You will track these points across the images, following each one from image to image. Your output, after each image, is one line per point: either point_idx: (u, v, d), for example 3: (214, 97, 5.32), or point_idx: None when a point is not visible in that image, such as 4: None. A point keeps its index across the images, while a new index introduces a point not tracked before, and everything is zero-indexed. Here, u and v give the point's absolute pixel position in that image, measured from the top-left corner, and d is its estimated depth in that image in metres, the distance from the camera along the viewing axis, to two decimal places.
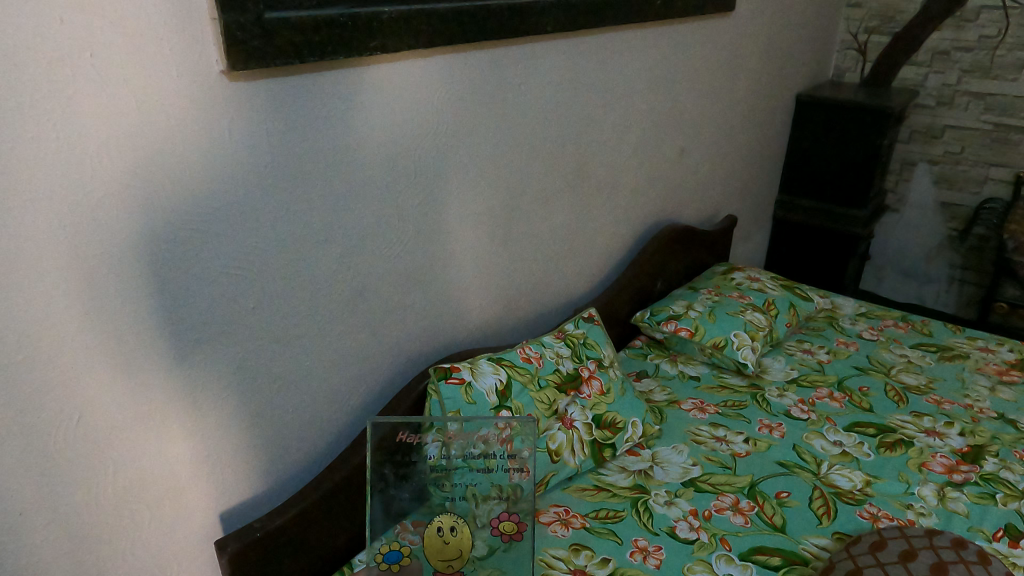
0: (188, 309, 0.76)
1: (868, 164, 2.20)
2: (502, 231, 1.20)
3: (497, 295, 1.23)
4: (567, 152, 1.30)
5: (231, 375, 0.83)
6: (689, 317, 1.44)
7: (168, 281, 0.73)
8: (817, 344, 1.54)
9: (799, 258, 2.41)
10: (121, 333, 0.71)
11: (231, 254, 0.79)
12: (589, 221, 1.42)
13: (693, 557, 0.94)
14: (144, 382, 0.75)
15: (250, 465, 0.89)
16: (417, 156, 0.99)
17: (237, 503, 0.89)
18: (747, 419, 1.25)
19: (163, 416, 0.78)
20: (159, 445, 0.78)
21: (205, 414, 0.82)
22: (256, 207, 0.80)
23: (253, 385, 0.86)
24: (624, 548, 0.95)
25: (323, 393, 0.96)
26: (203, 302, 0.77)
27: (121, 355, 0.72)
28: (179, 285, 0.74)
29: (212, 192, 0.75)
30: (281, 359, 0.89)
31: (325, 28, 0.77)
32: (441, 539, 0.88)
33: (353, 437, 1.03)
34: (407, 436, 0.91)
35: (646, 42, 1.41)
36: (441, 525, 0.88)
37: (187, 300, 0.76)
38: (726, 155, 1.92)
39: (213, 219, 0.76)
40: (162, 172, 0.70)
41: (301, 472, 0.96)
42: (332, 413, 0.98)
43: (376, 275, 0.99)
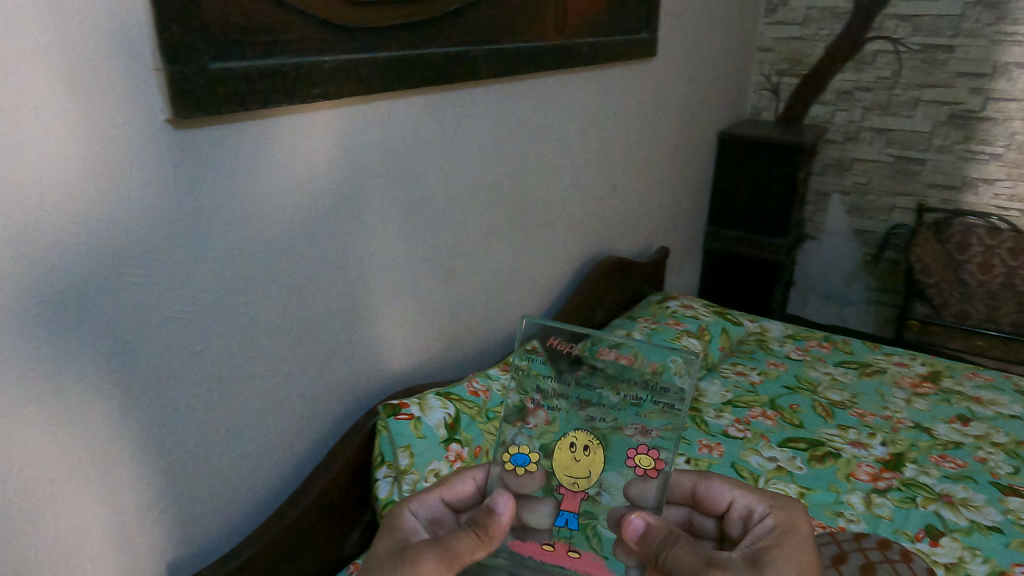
0: (134, 355, 0.76)
1: (787, 195, 2.35)
2: (445, 268, 1.23)
3: (442, 331, 1.26)
4: (505, 191, 1.35)
5: (176, 422, 0.82)
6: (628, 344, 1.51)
7: (112, 325, 0.73)
8: (750, 366, 1.62)
9: (729, 285, 2.54)
10: (67, 382, 0.71)
11: (175, 300, 0.79)
12: (528, 256, 1.48)
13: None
14: (90, 432, 0.74)
15: (198, 514, 0.88)
16: (359, 199, 1.02)
17: (185, 552, 0.88)
18: (688, 440, 1.30)
19: (109, 466, 0.77)
20: (105, 495, 0.77)
21: (150, 460, 0.81)
22: (201, 252, 0.81)
23: (199, 431, 0.86)
24: None
25: (270, 437, 0.96)
26: (149, 347, 0.77)
27: (67, 405, 0.71)
28: (125, 332, 0.74)
29: (158, 239, 0.76)
30: (226, 403, 0.88)
31: (269, 77, 0.79)
32: (571, 453, 0.83)
33: (302, 479, 1.03)
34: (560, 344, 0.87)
35: (575, 86, 1.49)
36: (576, 440, 0.84)
37: (133, 346, 0.76)
38: (656, 190, 2.02)
39: (159, 265, 0.76)
40: (109, 219, 0.71)
41: (249, 518, 0.96)
42: (278, 456, 0.98)
43: (321, 315, 1.00)
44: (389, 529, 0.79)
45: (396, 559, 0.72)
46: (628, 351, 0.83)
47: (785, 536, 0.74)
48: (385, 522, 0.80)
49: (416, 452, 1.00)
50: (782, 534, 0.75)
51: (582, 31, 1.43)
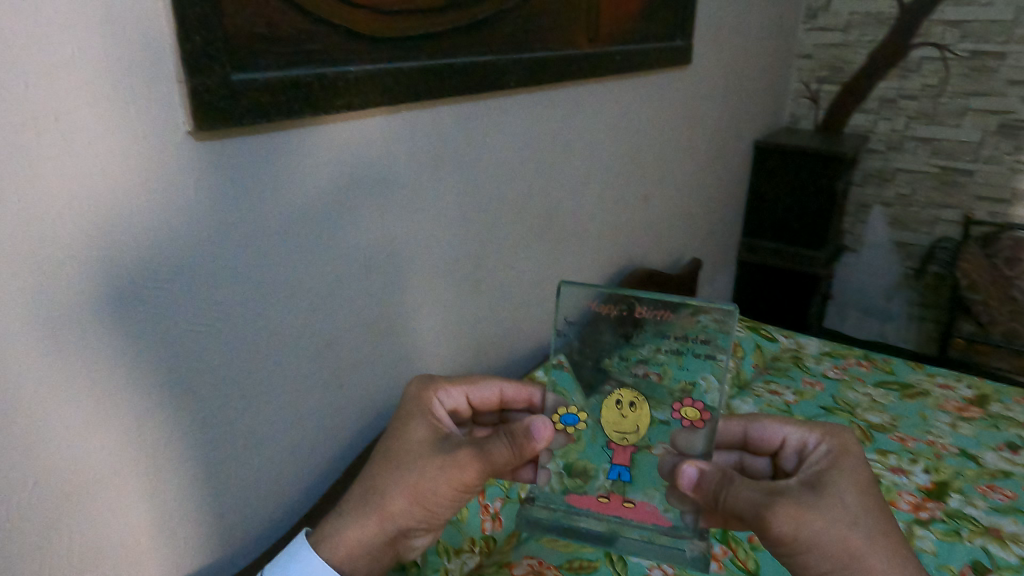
0: (155, 368, 0.75)
1: (825, 206, 2.28)
2: (471, 279, 1.21)
3: (467, 343, 1.25)
4: (533, 201, 1.32)
5: (197, 434, 0.82)
6: None
7: (132, 339, 0.72)
8: (784, 384, 1.56)
9: (764, 298, 2.48)
10: (88, 397, 0.70)
11: (196, 312, 0.78)
12: (557, 267, 1.45)
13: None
14: (109, 448, 0.73)
15: (218, 527, 0.87)
16: (385, 211, 1.00)
17: (204, 566, 0.87)
18: None
19: (127, 482, 0.76)
20: (124, 510, 0.76)
21: (167, 474, 0.80)
22: (225, 264, 0.80)
23: (221, 442, 0.85)
24: None
25: (290, 450, 0.95)
26: (173, 360, 0.77)
27: (89, 421, 0.70)
28: (146, 346, 0.74)
29: (181, 251, 0.75)
30: (248, 417, 0.87)
31: (292, 87, 0.78)
32: (618, 411, 0.85)
33: (322, 492, 1.02)
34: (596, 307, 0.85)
35: (606, 96, 1.46)
36: (620, 398, 0.85)
37: (155, 360, 0.75)
38: (689, 199, 1.97)
39: (183, 278, 0.76)
40: (133, 232, 0.70)
41: (268, 530, 0.95)
42: (298, 469, 0.97)
43: (344, 329, 0.99)
44: (421, 413, 0.82)
45: (444, 450, 0.75)
46: (659, 366, 0.84)
47: (839, 459, 0.81)
48: (412, 401, 0.83)
49: None
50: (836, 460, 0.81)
51: (615, 39, 1.40)
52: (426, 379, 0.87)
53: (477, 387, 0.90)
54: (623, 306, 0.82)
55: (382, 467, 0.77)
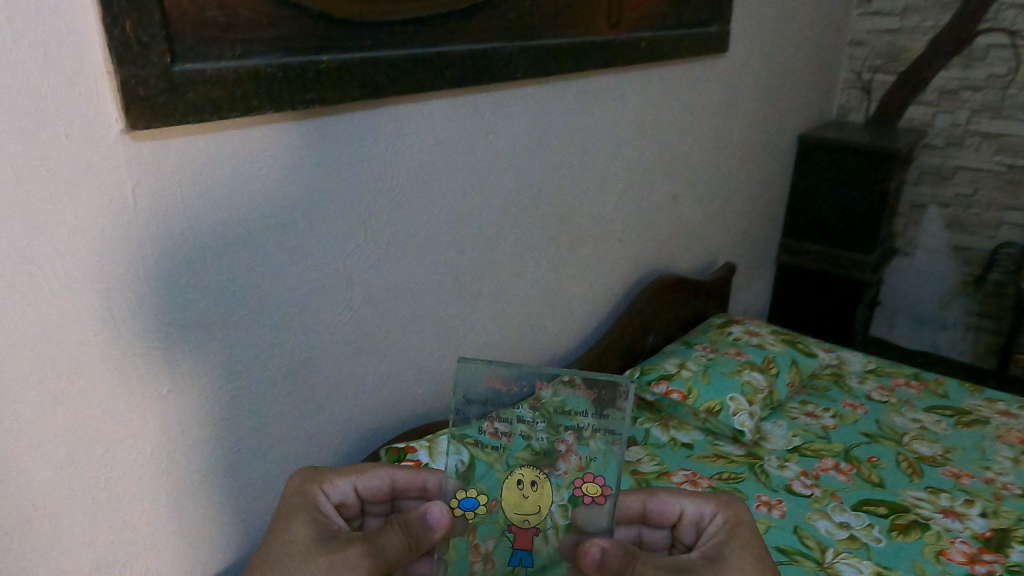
0: (75, 396, 0.66)
1: (874, 207, 2.11)
2: (474, 289, 1.11)
3: (472, 357, 1.15)
4: (546, 202, 1.21)
5: (134, 467, 0.73)
6: (681, 377, 1.37)
7: (57, 366, 0.64)
8: (822, 406, 1.42)
9: (805, 304, 2.32)
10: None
11: (126, 332, 0.68)
12: (574, 274, 1.34)
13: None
14: (34, 486, 0.66)
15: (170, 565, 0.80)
16: (372, 216, 0.91)
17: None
18: (745, 495, 1.16)
19: (51, 521, 0.68)
20: (53, 552, 0.69)
21: (109, 512, 0.72)
22: (164, 278, 0.70)
23: (165, 474, 0.76)
24: None
25: (259, 481, 0.86)
26: (104, 388, 0.68)
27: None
28: (64, 369, 0.65)
29: (110, 266, 0.66)
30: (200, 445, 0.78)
31: (250, 79, 0.69)
32: (516, 491, 0.70)
33: None
34: (498, 385, 0.73)
35: (631, 87, 1.34)
36: (522, 476, 0.70)
37: (76, 386, 0.66)
38: (725, 199, 1.83)
39: (111, 297, 0.66)
40: (47, 246, 0.61)
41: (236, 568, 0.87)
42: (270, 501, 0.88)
43: (322, 346, 0.89)
44: (304, 512, 0.73)
45: (329, 549, 0.67)
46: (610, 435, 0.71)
47: (733, 528, 0.75)
48: (291, 499, 0.74)
49: None
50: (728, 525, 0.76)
51: (641, 25, 1.28)
52: (310, 471, 0.78)
53: (365, 475, 0.80)
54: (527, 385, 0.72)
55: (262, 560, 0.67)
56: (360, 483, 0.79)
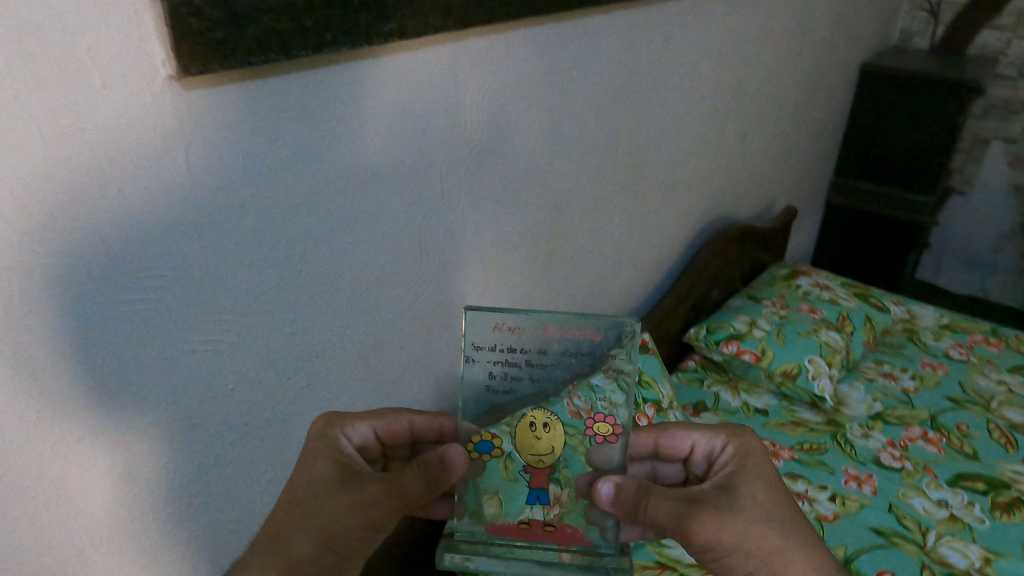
0: (137, 407, 0.55)
1: (940, 144, 1.97)
2: (545, 248, 1.00)
3: None
4: (620, 148, 1.07)
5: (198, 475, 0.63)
6: (753, 337, 1.27)
7: (110, 373, 0.52)
8: (900, 367, 1.33)
9: (853, 247, 2.21)
10: (36, 457, 0.50)
11: (189, 330, 0.57)
12: (643, 226, 1.21)
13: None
14: (87, 508, 0.55)
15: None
16: (445, 172, 0.78)
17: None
18: (831, 468, 1.08)
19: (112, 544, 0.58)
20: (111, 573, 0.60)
21: (172, 526, 0.62)
22: (230, 258, 0.58)
23: (230, 481, 0.66)
24: None
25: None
26: (162, 395, 0.57)
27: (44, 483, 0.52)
28: (121, 380, 0.53)
29: (161, 250, 0.53)
30: (268, 445, 0.68)
31: (320, 7, 0.54)
32: (530, 434, 0.60)
33: None
34: (506, 331, 0.59)
35: (713, 12, 1.17)
36: (532, 418, 0.60)
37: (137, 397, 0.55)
38: (788, 137, 1.68)
39: (166, 287, 0.54)
40: (84, 230, 0.48)
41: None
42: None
43: (395, 325, 0.78)
44: (323, 452, 0.62)
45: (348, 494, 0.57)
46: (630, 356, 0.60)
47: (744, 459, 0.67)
48: (313, 442, 0.63)
49: None
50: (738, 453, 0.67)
51: None
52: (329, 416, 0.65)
53: (385, 419, 0.68)
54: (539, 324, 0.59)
55: (289, 516, 0.59)
56: (379, 427, 0.68)
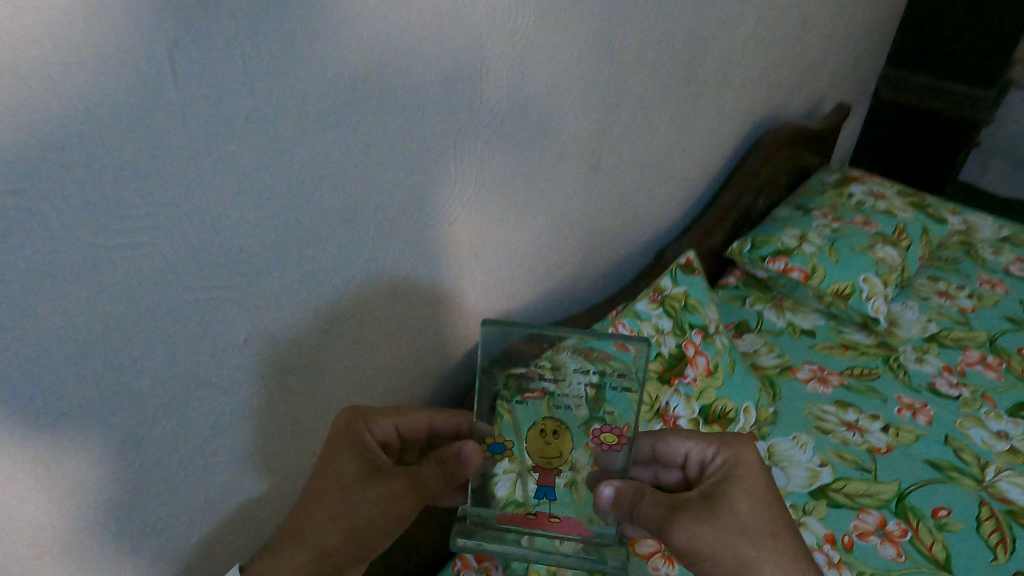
0: (146, 374, 0.46)
1: (1010, 32, 1.77)
2: (592, 159, 0.86)
3: (581, 242, 0.92)
4: (681, 38, 0.91)
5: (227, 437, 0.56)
6: (803, 253, 1.17)
7: (91, 338, 0.42)
8: (956, 284, 1.24)
9: (899, 147, 2.05)
10: (12, 441, 0.41)
11: (206, 283, 0.47)
12: (692, 130, 1.07)
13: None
14: (81, 487, 0.47)
15: (269, 534, 0.66)
16: (492, 73, 0.62)
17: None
18: (883, 396, 1.02)
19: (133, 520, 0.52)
20: (118, 548, 0.52)
21: (185, 495, 0.55)
22: (253, 197, 0.47)
23: (260, 440, 0.59)
24: None
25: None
26: (160, 358, 0.47)
27: (42, 465, 0.44)
28: (115, 348, 0.43)
29: (144, 185, 0.41)
30: (302, 398, 0.60)
31: None
32: (538, 438, 0.54)
33: None
34: (521, 347, 0.52)
35: None
36: (543, 425, 0.54)
37: (145, 364, 0.46)
38: (849, 21, 1.48)
39: (155, 230, 0.42)
40: (38, 162, 0.35)
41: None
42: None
43: (437, 260, 0.68)
44: (347, 449, 0.56)
45: (387, 485, 0.54)
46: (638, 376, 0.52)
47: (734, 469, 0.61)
48: (336, 434, 0.57)
49: None
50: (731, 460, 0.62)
51: None
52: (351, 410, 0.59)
53: (406, 414, 0.62)
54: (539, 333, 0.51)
55: (314, 509, 0.54)
56: (401, 424, 0.61)
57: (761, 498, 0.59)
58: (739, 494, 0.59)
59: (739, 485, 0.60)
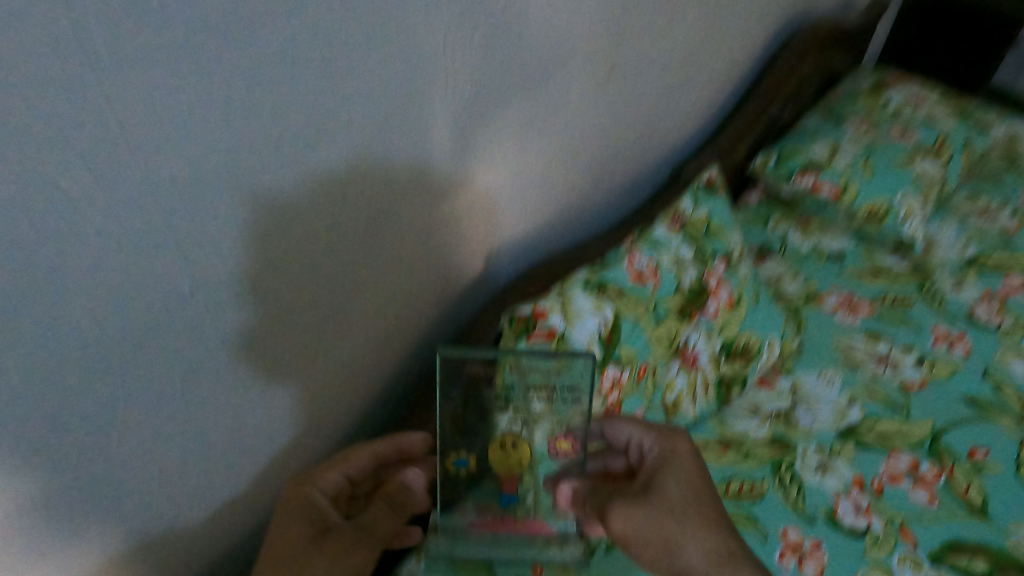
0: (55, 329, 0.37)
1: None
2: (607, 64, 0.74)
3: (593, 161, 0.82)
4: None
5: (174, 393, 0.47)
6: (835, 168, 1.06)
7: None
8: (999, 202, 1.14)
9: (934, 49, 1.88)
10: None
11: (123, 215, 0.36)
12: (718, 29, 0.93)
13: (865, 563, 0.71)
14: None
15: (244, 491, 0.59)
16: None
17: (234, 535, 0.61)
18: (917, 327, 0.94)
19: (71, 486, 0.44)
20: (59, 530, 0.45)
21: (135, 465, 0.47)
22: (183, 105, 0.36)
23: (220, 391, 0.50)
24: (770, 547, 0.72)
25: (346, 375, 0.62)
26: (78, 317, 0.38)
27: None
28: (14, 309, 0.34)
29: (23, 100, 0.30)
30: (269, 345, 0.52)
31: None
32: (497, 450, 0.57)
33: (393, 398, 0.71)
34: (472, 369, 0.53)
35: None
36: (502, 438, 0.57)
37: (52, 315, 0.36)
38: None
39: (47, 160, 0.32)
40: None
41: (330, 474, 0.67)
42: (356, 389, 0.65)
43: (430, 186, 0.58)
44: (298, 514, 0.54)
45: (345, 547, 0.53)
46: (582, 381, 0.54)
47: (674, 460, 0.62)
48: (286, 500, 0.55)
49: None
50: (668, 449, 0.62)
51: None
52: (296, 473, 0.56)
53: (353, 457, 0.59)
54: (488, 367, 0.53)
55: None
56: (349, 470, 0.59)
57: (695, 484, 0.60)
58: (672, 480, 0.60)
59: (675, 472, 0.61)
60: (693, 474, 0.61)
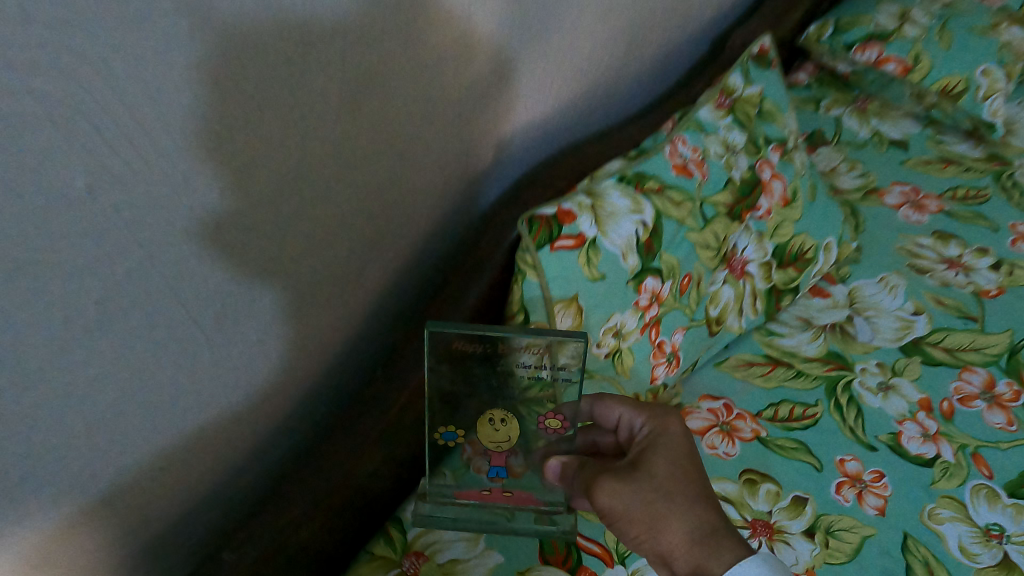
0: None
1: None
2: None
3: (625, 27, 0.66)
4: None
5: (104, 320, 0.35)
6: (904, 38, 0.91)
7: None
8: None
9: None
10: None
11: None
12: None
13: (935, 496, 0.63)
14: None
15: (216, 443, 0.48)
16: None
17: (223, 481, 0.51)
18: (993, 224, 0.82)
19: None
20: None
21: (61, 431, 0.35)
22: None
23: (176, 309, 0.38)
24: (825, 479, 0.64)
25: (330, 296, 0.50)
26: None
27: None
28: None
29: None
30: (237, 252, 0.40)
31: None
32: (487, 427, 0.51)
33: (391, 322, 0.60)
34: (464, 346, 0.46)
35: None
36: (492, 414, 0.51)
37: None
38: None
39: None
40: None
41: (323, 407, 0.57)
42: (347, 309, 0.53)
43: (426, 48, 0.44)
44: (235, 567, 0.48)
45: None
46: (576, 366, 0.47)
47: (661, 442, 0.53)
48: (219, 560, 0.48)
49: (590, 308, 0.54)
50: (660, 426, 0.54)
51: None
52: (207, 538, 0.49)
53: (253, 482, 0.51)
54: (485, 345, 0.46)
55: None
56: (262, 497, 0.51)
57: (684, 463, 0.52)
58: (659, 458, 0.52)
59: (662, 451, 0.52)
60: (682, 455, 0.52)
